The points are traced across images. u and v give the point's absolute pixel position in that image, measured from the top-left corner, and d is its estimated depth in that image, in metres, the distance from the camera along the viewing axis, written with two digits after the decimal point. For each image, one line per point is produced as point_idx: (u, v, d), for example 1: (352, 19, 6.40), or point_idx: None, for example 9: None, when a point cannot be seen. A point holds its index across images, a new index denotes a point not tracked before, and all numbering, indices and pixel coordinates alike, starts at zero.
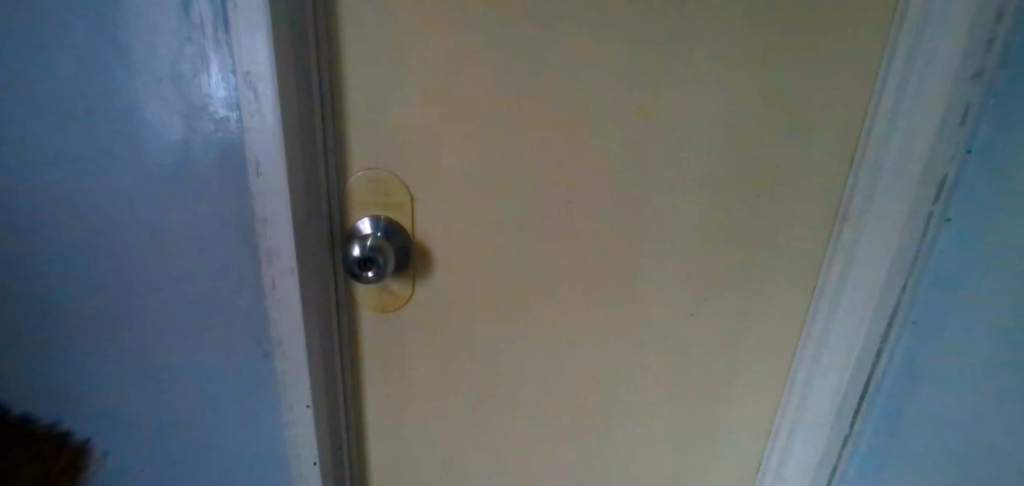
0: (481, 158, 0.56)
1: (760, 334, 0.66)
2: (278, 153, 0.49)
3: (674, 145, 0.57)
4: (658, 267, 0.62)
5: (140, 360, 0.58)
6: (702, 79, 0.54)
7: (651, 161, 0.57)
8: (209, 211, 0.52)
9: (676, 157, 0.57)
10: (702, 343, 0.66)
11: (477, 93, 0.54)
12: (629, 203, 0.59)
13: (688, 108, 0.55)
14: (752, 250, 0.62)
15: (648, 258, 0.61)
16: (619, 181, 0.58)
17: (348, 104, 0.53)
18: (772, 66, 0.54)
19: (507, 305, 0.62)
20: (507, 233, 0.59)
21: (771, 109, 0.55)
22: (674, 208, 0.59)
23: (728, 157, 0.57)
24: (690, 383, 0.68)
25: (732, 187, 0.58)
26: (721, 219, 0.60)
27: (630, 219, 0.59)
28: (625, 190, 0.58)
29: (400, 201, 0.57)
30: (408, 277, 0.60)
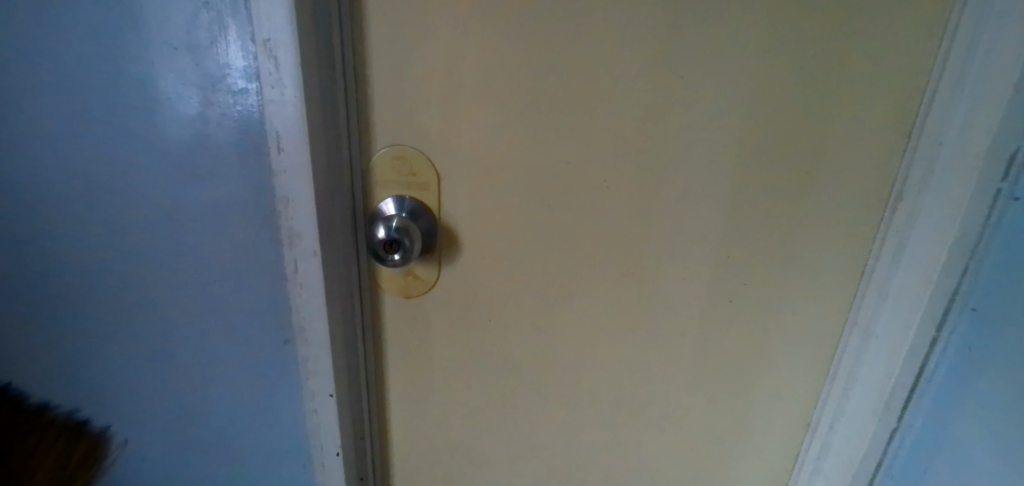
0: (507, 137, 0.53)
1: (798, 325, 0.62)
2: (300, 128, 0.46)
3: (712, 123, 0.53)
4: (692, 254, 0.58)
5: (159, 346, 0.56)
6: (746, 52, 0.50)
7: (687, 141, 0.53)
8: (228, 190, 0.49)
9: (714, 137, 0.53)
10: (738, 334, 0.63)
11: (502, 67, 0.50)
12: (663, 186, 0.55)
13: (729, 83, 0.51)
14: (793, 237, 0.58)
15: (682, 245, 0.58)
16: (653, 162, 0.54)
17: (370, 77, 0.50)
18: (822, 37, 0.50)
19: (534, 292, 0.60)
20: (534, 217, 0.56)
21: (819, 84, 0.51)
22: (711, 191, 0.56)
23: (771, 136, 0.53)
24: (724, 375, 0.65)
25: (774, 169, 0.55)
26: (762, 203, 0.56)
27: (664, 203, 0.56)
28: (659, 173, 0.55)
29: (426, 181, 0.54)
30: (432, 261, 0.57)
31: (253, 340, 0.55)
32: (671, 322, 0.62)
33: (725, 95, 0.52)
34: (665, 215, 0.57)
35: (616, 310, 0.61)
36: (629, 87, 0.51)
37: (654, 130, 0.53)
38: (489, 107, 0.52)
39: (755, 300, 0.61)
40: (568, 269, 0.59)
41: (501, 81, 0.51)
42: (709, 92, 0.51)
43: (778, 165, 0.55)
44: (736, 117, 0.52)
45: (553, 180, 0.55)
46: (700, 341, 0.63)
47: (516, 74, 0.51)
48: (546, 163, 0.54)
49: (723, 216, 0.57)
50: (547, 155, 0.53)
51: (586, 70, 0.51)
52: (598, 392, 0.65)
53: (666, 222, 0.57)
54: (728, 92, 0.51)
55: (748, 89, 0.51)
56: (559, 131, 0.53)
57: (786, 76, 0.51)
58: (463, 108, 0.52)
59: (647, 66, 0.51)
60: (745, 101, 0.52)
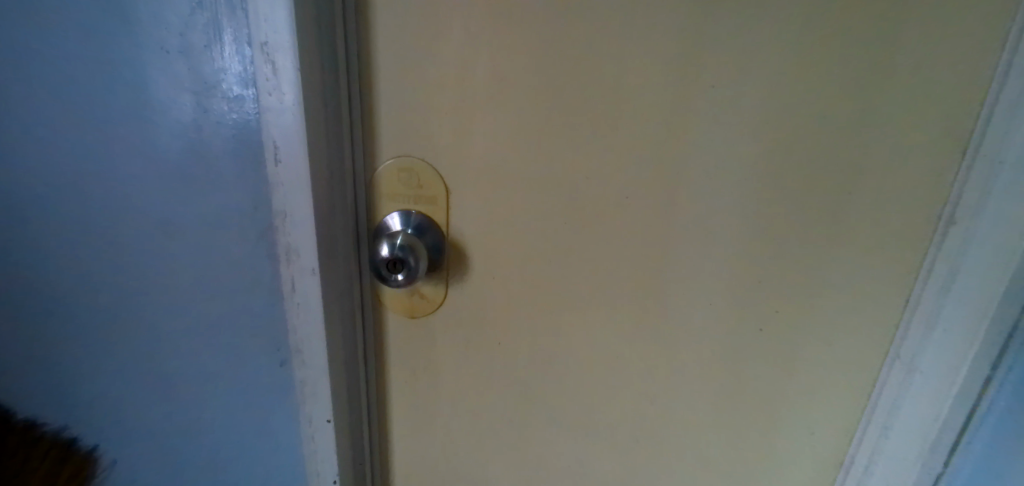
0: (522, 149, 0.49)
1: (837, 358, 0.57)
2: (300, 137, 0.43)
3: (747, 138, 0.48)
4: (719, 277, 0.54)
5: (150, 364, 0.53)
6: (787, 60, 0.45)
7: (720, 157, 0.49)
8: (223, 203, 0.46)
9: (749, 153, 0.49)
10: (769, 365, 0.58)
11: (518, 74, 0.47)
12: (691, 204, 0.51)
13: (767, 94, 0.46)
14: (833, 261, 0.53)
15: (707, 267, 0.53)
16: (680, 179, 0.50)
17: (376, 84, 0.47)
18: (873, 44, 0.45)
19: (548, 313, 0.55)
20: (549, 234, 0.52)
21: (870, 96, 0.46)
22: (743, 211, 0.51)
23: (813, 152, 0.48)
24: (752, 409, 0.60)
25: (814, 188, 0.50)
26: (800, 225, 0.51)
27: (690, 222, 0.51)
28: (686, 190, 0.50)
29: (434, 194, 0.50)
30: (439, 279, 0.54)
31: (248, 360, 0.52)
32: (695, 349, 0.57)
33: (763, 107, 0.47)
34: (692, 235, 0.52)
35: (636, 335, 0.56)
36: (656, 97, 0.47)
37: (683, 145, 0.49)
38: (503, 118, 0.48)
39: (788, 328, 0.56)
40: (585, 290, 0.54)
41: (517, 89, 0.47)
42: (745, 103, 0.47)
43: (820, 184, 0.49)
44: (775, 132, 0.48)
45: (571, 195, 0.50)
46: (726, 371, 0.58)
47: (532, 82, 0.47)
48: (563, 177, 0.50)
49: (756, 237, 0.52)
50: (564, 169, 0.49)
51: (609, 79, 0.47)
52: (614, 422, 0.61)
53: (693, 242, 0.52)
54: (767, 105, 0.47)
55: (788, 101, 0.47)
56: (578, 144, 0.49)
57: (832, 87, 0.46)
58: (475, 117, 0.48)
59: (676, 74, 0.46)
60: (785, 114, 0.47)
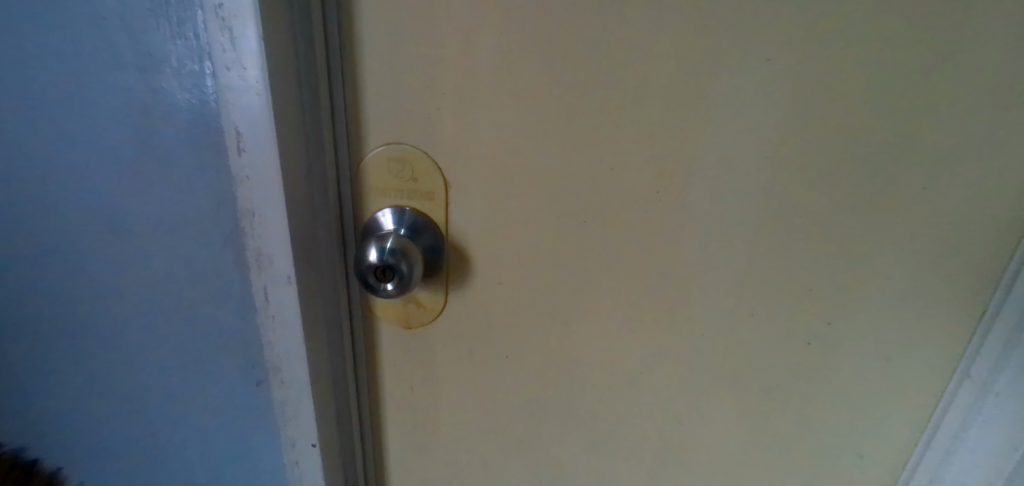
0: (533, 137, 0.40)
1: (904, 386, 0.47)
2: (267, 122, 0.36)
3: (815, 125, 0.38)
4: (766, 290, 0.44)
5: (111, 381, 0.47)
6: (875, 26, 0.35)
7: (781, 148, 0.39)
8: (181, 201, 0.39)
9: (815, 143, 0.39)
10: (821, 391, 0.48)
11: (529, 46, 0.38)
12: (738, 204, 0.41)
13: (845, 69, 0.36)
14: (910, 271, 0.43)
15: (750, 278, 0.44)
16: (726, 175, 0.40)
17: (360, 57, 0.39)
18: (989, 5, 0.34)
19: (559, 326, 0.48)
20: (564, 236, 0.44)
21: (981, 71, 0.36)
22: (801, 212, 0.41)
23: (898, 142, 0.38)
24: (797, 438, 0.51)
25: (895, 185, 0.40)
26: (874, 229, 0.41)
27: (735, 225, 0.42)
28: (733, 188, 0.41)
29: (431, 189, 0.43)
30: (438, 285, 0.47)
31: (220, 379, 0.46)
32: (734, 371, 0.48)
33: (838, 85, 0.37)
34: (735, 239, 0.42)
35: (661, 352, 0.48)
36: (701, 73, 0.38)
37: (734, 133, 0.39)
38: (511, 99, 0.40)
39: (848, 349, 0.46)
40: (604, 300, 0.46)
41: (527, 64, 0.38)
42: (815, 82, 0.37)
43: (903, 180, 0.39)
44: (851, 117, 0.38)
45: (591, 190, 0.42)
46: (767, 395, 0.49)
47: (546, 56, 0.38)
48: (582, 170, 0.41)
49: (815, 239, 0.42)
50: (582, 160, 0.41)
51: (642, 51, 0.37)
52: (636, 449, 0.53)
53: (736, 248, 0.43)
54: (844, 83, 0.37)
55: (872, 78, 0.37)
56: (601, 131, 0.40)
57: (932, 61, 0.36)
58: (478, 98, 0.40)
59: (728, 45, 0.37)
60: (867, 95, 0.37)
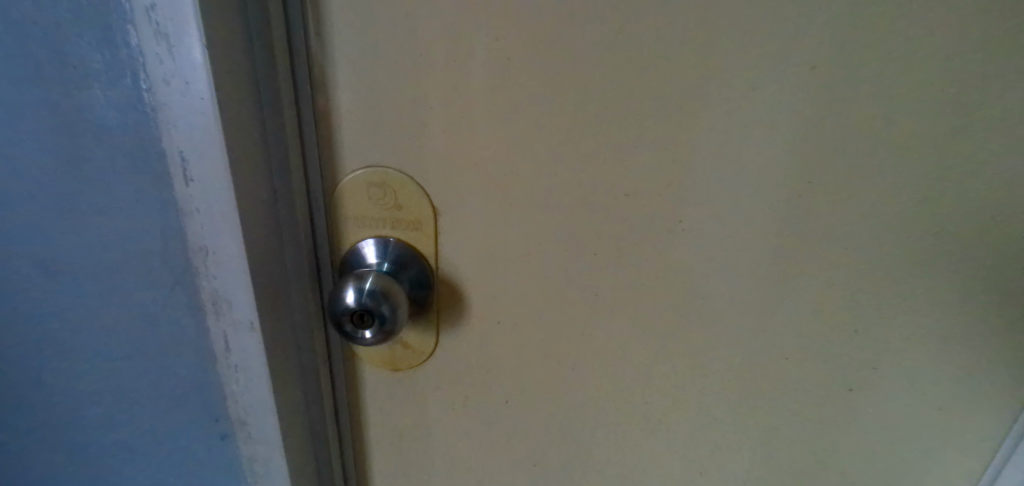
0: (532, 159, 0.34)
1: (990, 465, 0.38)
2: (216, 147, 0.30)
3: (880, 146, 0.31)
4: (813, 342, 0.37)
5: (58, 433, 0.42)
6: (959, 23, 0.28)
7: (838, 174, 0.32)
8: (124, 238, 0.34)
9: (881, 168, 0.31)
10: (874, 464, 0.40)
11: (530, 52, 0.32)
12: (782, 240, 0.34)
13: (923, 76, 0.29)
14: (999, 328, 0.34)
15: (794, 327, 0.36)
16: (768, 204, 0.33)
17: (331, 66, 0.33)
18: None
19: (566, 373, 0.41)
20: (570, 271, 0.37)
21: None
22: (860, 250, 0.33)
23: (985, 167, 0.31)
24: None
25: (981, 219, 0.32)
26: (953, 270, 0.33)
27: (777, 265, 0.35)
28: (776, 221, 0.33)
29: (417, 217, 0.37)
30: (427, 323, 0.41)
31: (179, 433, 0.40)
32: (769, 436, 0.40)
33: (913, 97, 0.30)
34: (776, 282, 0.35)
35: (684, 408, 0.41)
36: (739, 84, 0.31)
37: (779, 156, 0.32)
38: (510, 113, 0.33)
39: (916, 417, 0.37)
40: (619, 346, 0.39)
41: (528, 72, 0.32)
42: (884, 92, 0.30)
43: (996, 214, 0.32)
44: (927, 135, 0.30)
45: (604, 220, 0.35)
46: (807, 464, 0.41)
47: (551, 63, 0.32)
48: (593, 197, 0.35)
49: (871, 284, 0.34)
50: (590, 185, 0.34)
51: (666, 57, 0.31)
52: None
53: (778, 291, 0.35)
54: (921, 94, 0.30)
55: (957, 88, 0.29)
56: (617, 152, 0.33)
57: None
58: (470, 112, 0.34)
59: (775, 48, 0.30)
60: (949, 108, 0.30)
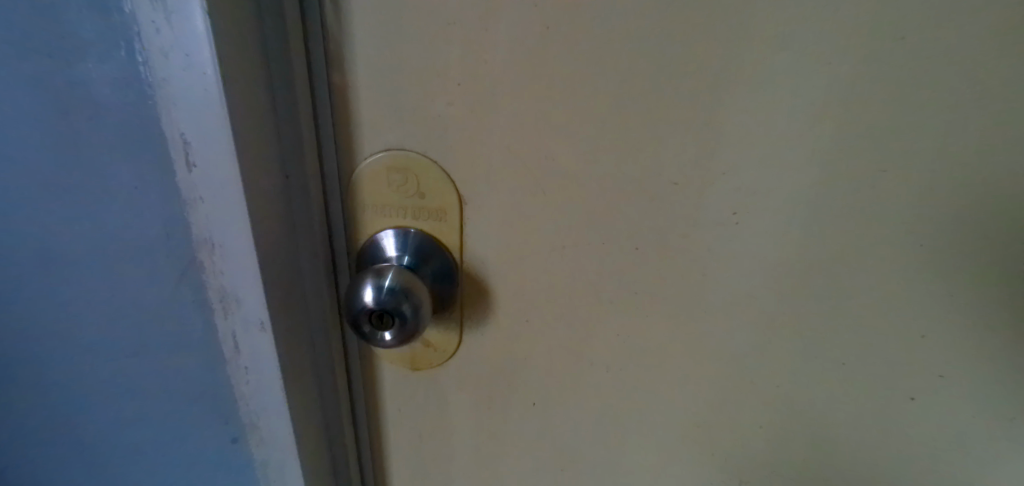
0: (569, 144, 0.30)
1: None
2: (220, 128, 0.27)
3: (984, 133, 0.26)
4: (881, 361, 0.31)
5: (61, 432, 0.39)
6: None
7: (925, 165, 0.27)
8: (122, 227, 0.31)
9: (981, 160, 0.26)
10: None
11: (572, 19, 0.28)
12: (851, 240, 0.29)
13: None
14: None
15: (859, 342, 0.31)
16: (836, 197, 0.28)
17: (348, 39, 0.30)
18: None
19: (599, 378, 0.37)
20: (609, 269, 0.33)
21: None
22: (947, 255, 0.29)
23: None
24: None
25: None
26: None
27: (845, 268, 0.30)
28: (845, 217, 0.29)
29: (441, 207, 0.34)
30: (450, 320, 0.38)
31: (188, 434, 0.38)
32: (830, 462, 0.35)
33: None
34: (842, 288, 0.30)
35: (730, 426, 0.36)
36: (814, 57, 0.26)
37: (855, 142, 0.27)
38: (547, 90, 0.29)
39: (1015, 464, 0.31)
40: (660, 353, 0.35)
41: (568, 44, 0.28)
42: (993, 68, 0.25)
43: None
44: None
45: (648, 212, 0.31)
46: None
47: (595, 33, 0.28)
48: (637, 188, 0.31)
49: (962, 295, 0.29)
50: (634, 174, 0.30)
51: (731, 25, 0.26)
52: None
53: (843, 298, 0.31)
54: None
55: None
56: (666, 134, 0.29)
57: None
58: (502, 89, 0.30)
59: (862, 13, 0.25)
60: None
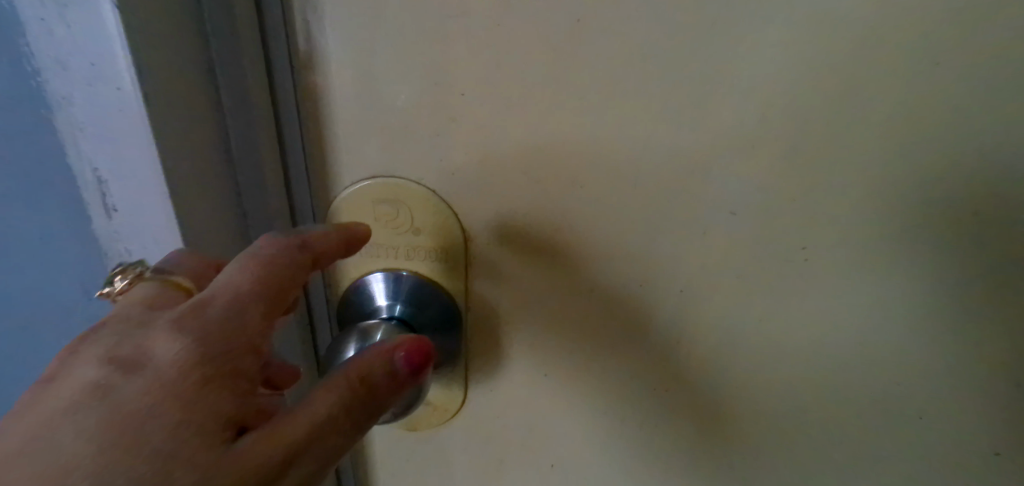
0: (604, 171, 0.24)
1: None
2: (146, 164, 0.20)
3: None
4: (971, 431, 0.26)
5: None
6: None
7: None
8: (39, 279, 0.25)
9: None
10: None
11: (612, 7, 0.21)
12: (958, 287, 0.23)
13: None
14: None
15: (946, 406, 0.26)
16: (934, 237, 0.23)
17: (320, 42, 0.23)
18: None
19: (630, 436, 0.31)
20: (647, 317, 0.27)
21: None
22: None
23: None
24: None
25: None
26: None
27: (946, 320, 0.24)
28: (957, 261, 0.23)
29: (441, 245, 0.27)
30: (453, 375, 0.31)
31: None
32: None
33: None
34: (938, 343, 0.25)
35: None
36: (932, 58, 0.20)
37: (967, 164, 0.21)
38: (578, 101, 0.23)
39: None
40: (702, 409, 0.29)
41: (606, 40, 0.21)
42: None
43: None
44: None
45: (700, 252, 0.25)
46: None
47: (644, 25, 0.21)
48: (686, 223, 0.24)
49: None
50: (682, 205, 0.24)
51: (830, 16, 0.20)
52: None
53: (940, 356, 0.25)
54: None
55: None
56: (729, 155, 0.23)
57: None
58: (518, 103, 0.23)
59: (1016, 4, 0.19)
60: None
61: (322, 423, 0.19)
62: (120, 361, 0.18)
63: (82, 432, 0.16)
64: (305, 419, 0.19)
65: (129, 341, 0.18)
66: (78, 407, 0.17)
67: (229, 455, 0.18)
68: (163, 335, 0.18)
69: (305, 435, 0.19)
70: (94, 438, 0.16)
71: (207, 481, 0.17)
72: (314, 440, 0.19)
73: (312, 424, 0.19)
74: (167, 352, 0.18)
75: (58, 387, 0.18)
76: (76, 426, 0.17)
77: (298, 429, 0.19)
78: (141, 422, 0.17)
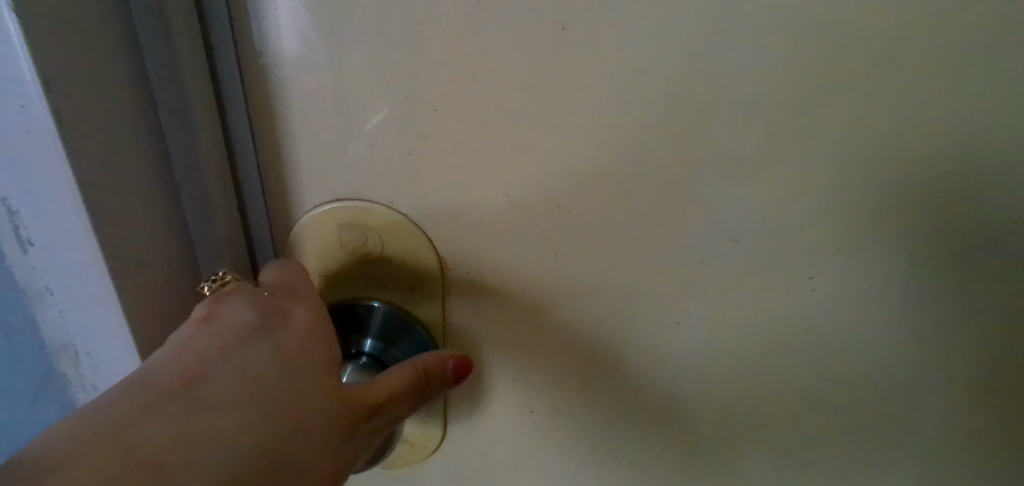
0: (591, 197, 0.22)
1: None
2: (63, 193, 0.17)
3: None
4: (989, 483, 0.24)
5: None
6: None
7: None
8: None
9: None
10: None
11: (601, 14, 0.18)
12: (983, 334, 0.21)
13: None
14: None
15: (963, 458, 0.24)
16: (963, 274, 0.20)
17: (275, 52, 0.21)
18: None
19: (619, 476, 0.29)
20: (638, 353, 0.25)
21: None
22: None
23: None
24: None
25: None
26: None
27: (968, 369, 0.22)
28: (983, 305, 0.21)
29: (415, 273, 0.25)
30: (431, 410, 0.29)
31: None
32: None
33: None
34: (958, 392, 0.22)
35: None
36: (967, 82, 0.17)
37: (999, 200, 0.19)
38: (564, 118, 0.20)
39: None
40: (698, 450, 0.27)
41: (594, 51, 0.19)
42: None
43: None
44: None
45: (697, 284, 0.23)
46: None
47: (637, 34, 0.18)
48: (683, 253, 0.22)
49: None
50: (678, 235, 0.22)
51: (852, 31, 0.17)
52: None
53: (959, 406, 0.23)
54: None
55: None
56: (733, 180, 0.20)
57: None
58: (497, 121, 0.21)
59: None
60: None
61: (405, 389, 0.21)
62: (264, 308, 0.20)
63: (255, 359, 0.19)
64: (390, 384, 0.21)
65: (261, 299, 0.21)
66: (243, 339, 0.19)
67: (345, 397, 0.20)
68: (290, 300, 0.21)
69: (390, 397, 0.21)
70: (268, 366, 0.19)
71: (333, 418, 0.19)
72: (398, 402, 0.21)
73: (395, 390, 0.21)
74: (301, 314, 0.21)
75: (213, 323, 0.19)
76: (247, 353, 0.19)
77: (386, 390, 0.21)
78: (293, 361, 0.19)
